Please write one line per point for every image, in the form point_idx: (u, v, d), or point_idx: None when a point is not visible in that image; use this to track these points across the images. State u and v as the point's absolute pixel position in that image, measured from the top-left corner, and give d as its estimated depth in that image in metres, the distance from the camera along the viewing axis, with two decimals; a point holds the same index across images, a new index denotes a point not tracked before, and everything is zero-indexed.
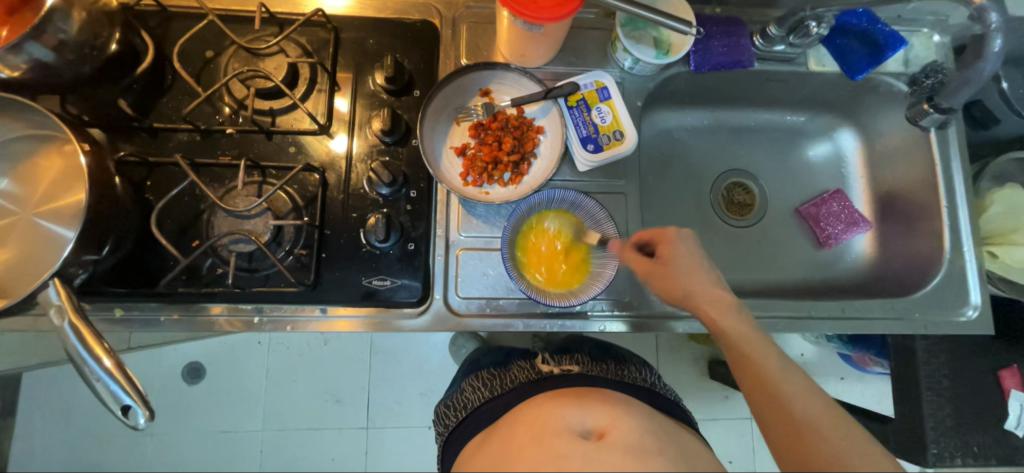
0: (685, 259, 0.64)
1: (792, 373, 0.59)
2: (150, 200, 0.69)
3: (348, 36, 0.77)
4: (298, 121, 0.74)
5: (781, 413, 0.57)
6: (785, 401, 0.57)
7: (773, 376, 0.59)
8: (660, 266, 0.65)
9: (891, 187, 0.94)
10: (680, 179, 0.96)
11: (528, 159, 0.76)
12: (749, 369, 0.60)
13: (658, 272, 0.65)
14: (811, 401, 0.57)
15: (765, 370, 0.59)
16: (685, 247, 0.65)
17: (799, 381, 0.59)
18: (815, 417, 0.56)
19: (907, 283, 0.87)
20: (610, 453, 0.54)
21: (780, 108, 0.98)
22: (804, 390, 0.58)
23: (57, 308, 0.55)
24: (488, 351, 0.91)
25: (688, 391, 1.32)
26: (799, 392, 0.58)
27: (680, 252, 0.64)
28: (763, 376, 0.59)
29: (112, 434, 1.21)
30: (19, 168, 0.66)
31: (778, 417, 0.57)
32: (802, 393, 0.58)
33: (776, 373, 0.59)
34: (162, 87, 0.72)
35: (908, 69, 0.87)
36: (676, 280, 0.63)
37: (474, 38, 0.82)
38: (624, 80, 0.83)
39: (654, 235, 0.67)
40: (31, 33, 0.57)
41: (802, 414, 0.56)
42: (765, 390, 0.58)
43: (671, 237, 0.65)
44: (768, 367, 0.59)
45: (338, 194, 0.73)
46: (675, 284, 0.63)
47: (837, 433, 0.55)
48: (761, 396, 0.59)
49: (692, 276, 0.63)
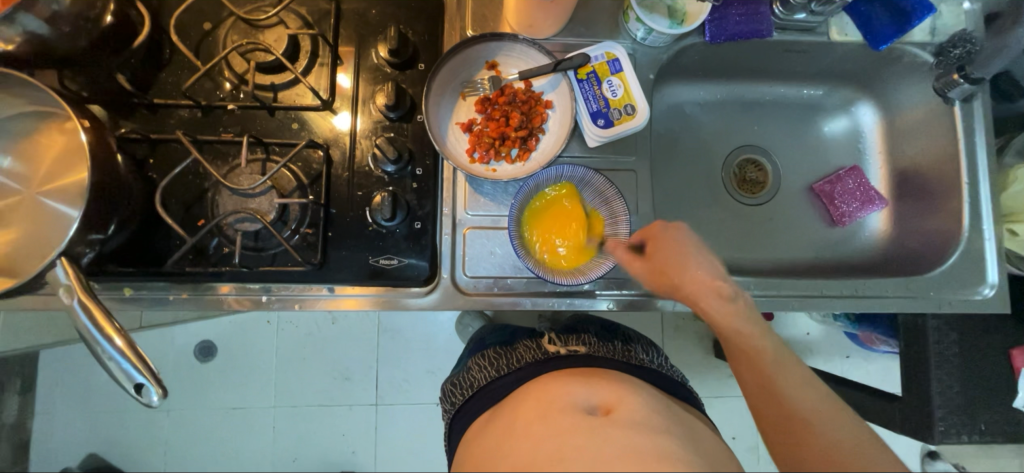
0: (677, 253, 0.62)
1: (788, 364, 0.60)
2: (154, 179, 0.68)
3: (349, 6, 0.74)
4: (300, 96, 0.72)
5: (775, 404, 0.57)
6: (780, 392, 0.57)
7: (770, 368, 0.59)
8: (651, 261, 0.63)
9: (909, 164, 0.91)
10: (691, 156, 0.94)
11: (536, 135, 0.74)
12: (746, 361, 0.60)
13: (649, 268, 0.63)
14: (807, 392, 0.57)
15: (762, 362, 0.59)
16: (678, 239, 0.62)
17: (796, 373, 0.59)
18: (809, 409, 0.56)
19: (922, 263, 0.86)
20: (617, 428, 0.54)
21: (797, 81, 0.94)
22: (800, 382, 0.58)
23: (66, 287, 0.55)
24: (495, 329, 0.91)
25: (693, 369, 1.33)
26: (795, 385, 0.58)
27: (673, 245, 0.62)
28: (760, 366, 0.59)
29: (129, 409, 1.24)
30: (21, 146, 0.65)
31: (773, 408, 0.57)
32: (798, 385, 0.58)
33: (773, 364, 0.59)
34: (162, 61, 0.70)
35: (934, 38, 0.83)
36: (667, 276, 0.62)
37: (480, 7, 0.78)
38: (636, 53, 0.80)
39: (644, 231, 0.64)
40: (23, 4, 0.55)
41: (795, 405, 0.56)
42: (761, 381, 0.59)
43: (663, 231, 0.63)
44: (765, 359, 0.59)
45: (343, 172, 0.71)
46: (667, 279, 0.62)
47: (831, 424, 0.55)
48: (757, 388, 0.59)
49: (684, 271, 0.61)
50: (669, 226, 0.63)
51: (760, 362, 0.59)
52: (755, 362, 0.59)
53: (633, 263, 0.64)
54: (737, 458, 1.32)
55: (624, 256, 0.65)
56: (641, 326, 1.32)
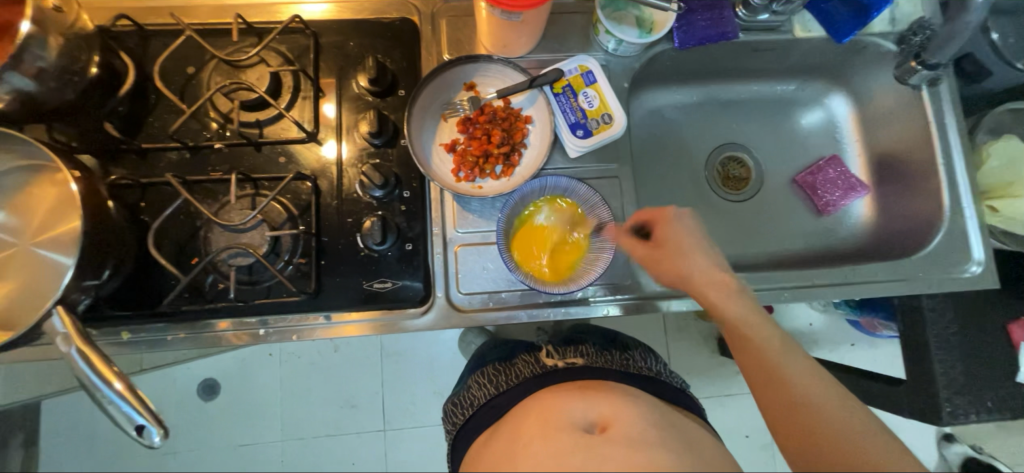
0: (681, 241, 0.64)
1: (793, 354, 0.60)
2: (146, 222, 0.70)
3: (328, 40, 0.77)
4: (285, 130, 0.74)
5: (781, 394, 0.57)
6: (787, 384, 0.57)
7: (774, 358, 0.60)
8: (654, 249, 0.66)
9: (886, 149, 0.93)
10: (674, 159, 0.95)
11: (518, 150, 0.76)
12: (749, 351, 0.61)
13: (658, 255, 0.65)
14: (814, 383, 0.58)
15: (765, 351, 0.60)
16: (684, 227, 0.65)
17: (800, 363, 0.59)
18: (817, 399, 0.56)
19: (909, 244, 0.87)
20: (614, 446, 0.54)
21: (769, 78, 0.97)
22: (806, 374, 0.58)
23: (63, 336, 0.56)
24: (494, 345, 0.92)
25: (699, 369, 1.33)
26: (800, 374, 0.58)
27: (677, 232, 0.65)
28: (764, 357, 0.60)
29: (135, 455, 1.23)
30: (12, 200, 0.66)
31: (779, 399, 0.57)
32: (804, 375, 0.58)
33: (777, 354, 0.60)
34: (148, 106, 0.72)
35: (895, 28, 0.86)
36: (676, 263, 0.64)
37: (454, 32, 0.81)
38: (609, 63, 0.82)
39: (653, 215, 0.67)
40: (8, 63, 0.57)
41: (803, 395, 0.57)
42: (766, 371, 0.59)
43: (667, 219, 0.66)
44: (767, 350, 0.60)
45: (331, 200, 0.73)
46: (670, 267, 0.64)
47: (838, 414, 0.55)
48: (762, 381, 0.59)
49: (687, 259, 0.64)
50: (678, 213, 0.66)
51: (763, 352, 0.60)
52: (757, 351, 0.60)
53: (635, 249, 0.67)
54: (752, 456, 1.31)
55: (626, 241, 0.68)
56: (643, 329, 1.32)
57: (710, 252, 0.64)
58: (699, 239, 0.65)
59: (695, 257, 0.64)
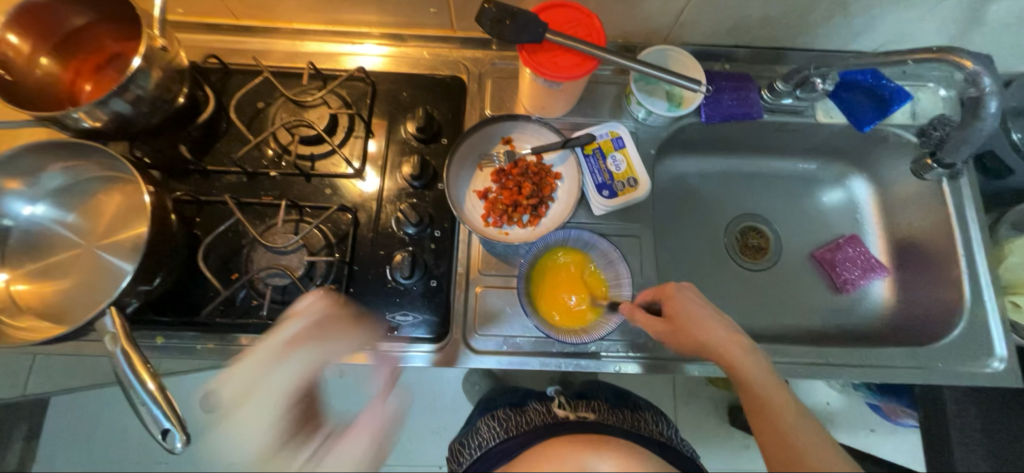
0: (695, 312, 0.67)
1: (802, 421, 0.62)
2: (198, 236, 0.76)
3: (384, 88, 0.85)
4: (335, 165, 0.80)
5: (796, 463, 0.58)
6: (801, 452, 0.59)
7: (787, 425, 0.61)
8: (671, 320, 0.67)
9: (907, 234, 0.95)
10: (693, 223, 0.99)
11: (546, 203, 0.81)
12: (764, 419, 0.62)
13: (672, 326, 0.67)
14: (824, 452, 0.59)
15: (781, 418, 0.61)
16: (692, 300, 0.68)
17: (811, 430, 0.61)
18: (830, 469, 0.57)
19: (928, 333, 0.87)
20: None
21: (791, 156, 1.01)
22: (816, 442, 0.60)
23: (112, 335, 0.60)
24: (504, 391, 0.93)
25: (707, 438, 1.28)
26: (811, 442, 0.60)
27: (690, 305, 0.67)
28: (781, 426, 0.61)
29: (132, 460, 1.23)
30: (86, 205, 0.73)
31: (795, 472, 0.58)
32: (816, 446, 0.59)
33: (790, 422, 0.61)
34: (218, 133, 0.80)
35: (916, 121, 0.90)
36: (691, 333, 0.66)
37: (498, 91, 0.89)
38: (638, 130, 0.88)
39: (658, 292, 0.70)
40: (116, 91, 0.65)
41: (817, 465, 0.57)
42: (781, 439, 0.60)
43: (674, 293, 0.68)
44: (784, 419, 0.61)
45: (368, 232, 0.78)
46: (690, 338, 0.66)
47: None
48: (777, 445, 0.60)
49: (706, 328, 0.66)
50: (680, 286, 0.69)
51: (779, 420, 0.61)
52: (776, 420, 0.61)
53: (652, 326, 0.68)
54: None
55: (642, 317, 0.69)
56: (652, 390, 1.30)
57: (722, 322, 0.67)
58: (710, 312, 0.67)
59: (715, 327, 0.66)
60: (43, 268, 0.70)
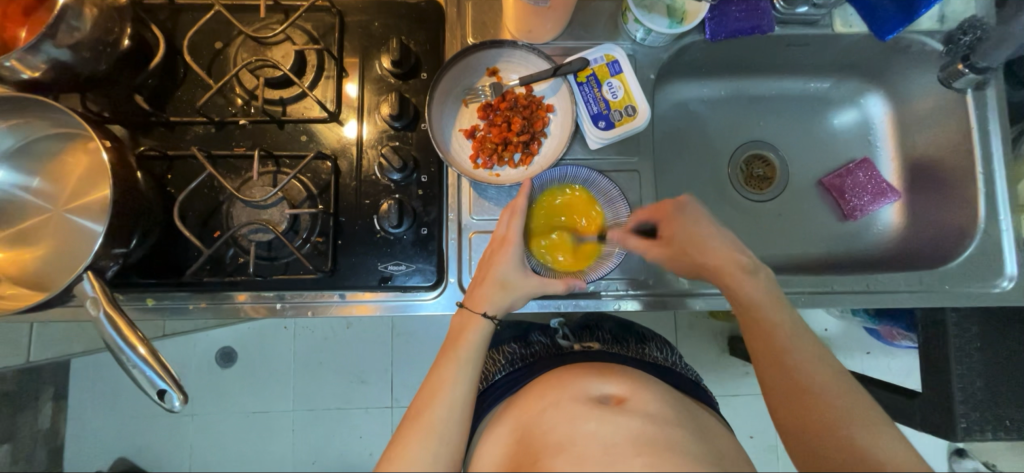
0: (694, 231, 0.67)
1: (804, 341, 0.59)
2: (172, 193, 0.71)
3: (353, 20, 0.76)
4: (308, 109, 0.74)
5: (789, 381, 0.57)
6: (791, 367, 0.58)
7: (784, 346, 0.59)
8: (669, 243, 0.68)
9: (922, 154, 0.89)
10: (696, 154, 0.93)
11: (538, 139, 0.75)
12: (761, 338, 0.61)
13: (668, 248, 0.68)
14: (822, 369, 0.57)
15: (776, 335, 0.60)
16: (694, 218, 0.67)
17: (810, 345, 0.59)
18: (820, 382, 0.56)
19: (937, 255, 0.85)
20: (628, 418, 0.54)
21: (802, 74, 0.93)
22: (812, 358, 0.58)
23: (93, 300, 0.58)
24: (511, 324, 0.91)
25: (709, 368, 1.31)
26: (809, 359, 0.58)
27: (689, 223, 0.67)
28: (774, 343, 0.60)
29: (155, 413, 1.28)
30: (48, 166, 0.68)
31: (790, 391, 0.57)
32: (814, 364, 0.57)
33: (787, 342, 0.59)
34: (176, 80, 0.73)
35: (944, 26, 0.82)
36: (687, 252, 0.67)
37: (480, 15, 0.80)
38: (636, 53, 0.80)
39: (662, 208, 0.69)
40: (46, 32, 0.58)
41: (807, 380, 0.56)
42: (775, 359, 0.59)
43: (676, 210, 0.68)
44: (779, 336, 0.60)
45: (350, 181, 0.73)
46: (687, 258, 0.67)
47: (846, 402, 0.54)
48: (766, 362, 0.60)
49: (703, 248, 0.66)
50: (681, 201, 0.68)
51: (776, 338, 0.60)
52: (768, 335, 0.60)
53: (648, 248, 0.69)
54: (755, 457, 1.30)
55: (635, 243, 0.70)
56: (653, 325, 1.31)
57: (722, 237, 0.67)
58: (712, 229, 0.67)
59: (710, 237, 0.66)
60: (15, 233, 0.67)
